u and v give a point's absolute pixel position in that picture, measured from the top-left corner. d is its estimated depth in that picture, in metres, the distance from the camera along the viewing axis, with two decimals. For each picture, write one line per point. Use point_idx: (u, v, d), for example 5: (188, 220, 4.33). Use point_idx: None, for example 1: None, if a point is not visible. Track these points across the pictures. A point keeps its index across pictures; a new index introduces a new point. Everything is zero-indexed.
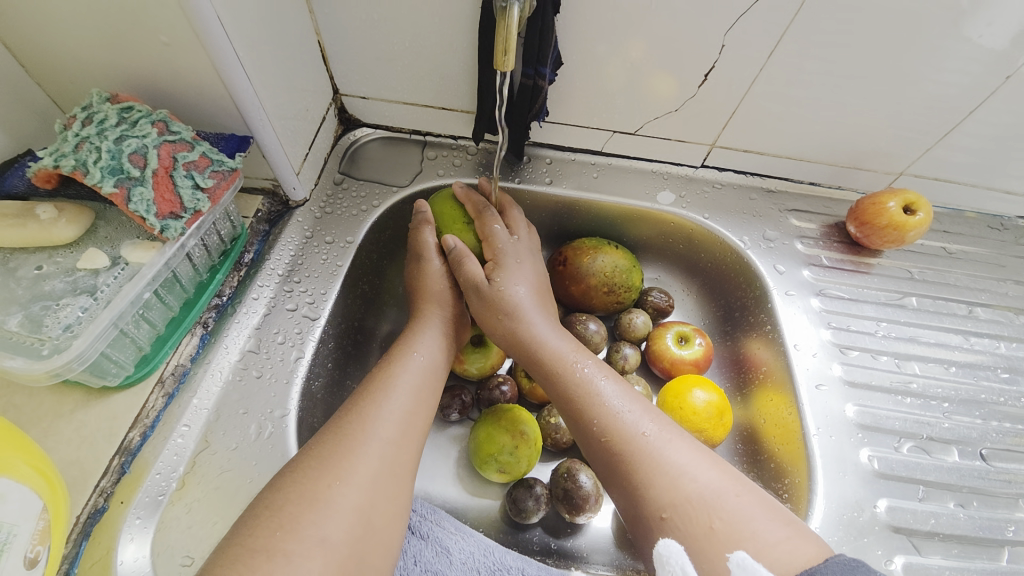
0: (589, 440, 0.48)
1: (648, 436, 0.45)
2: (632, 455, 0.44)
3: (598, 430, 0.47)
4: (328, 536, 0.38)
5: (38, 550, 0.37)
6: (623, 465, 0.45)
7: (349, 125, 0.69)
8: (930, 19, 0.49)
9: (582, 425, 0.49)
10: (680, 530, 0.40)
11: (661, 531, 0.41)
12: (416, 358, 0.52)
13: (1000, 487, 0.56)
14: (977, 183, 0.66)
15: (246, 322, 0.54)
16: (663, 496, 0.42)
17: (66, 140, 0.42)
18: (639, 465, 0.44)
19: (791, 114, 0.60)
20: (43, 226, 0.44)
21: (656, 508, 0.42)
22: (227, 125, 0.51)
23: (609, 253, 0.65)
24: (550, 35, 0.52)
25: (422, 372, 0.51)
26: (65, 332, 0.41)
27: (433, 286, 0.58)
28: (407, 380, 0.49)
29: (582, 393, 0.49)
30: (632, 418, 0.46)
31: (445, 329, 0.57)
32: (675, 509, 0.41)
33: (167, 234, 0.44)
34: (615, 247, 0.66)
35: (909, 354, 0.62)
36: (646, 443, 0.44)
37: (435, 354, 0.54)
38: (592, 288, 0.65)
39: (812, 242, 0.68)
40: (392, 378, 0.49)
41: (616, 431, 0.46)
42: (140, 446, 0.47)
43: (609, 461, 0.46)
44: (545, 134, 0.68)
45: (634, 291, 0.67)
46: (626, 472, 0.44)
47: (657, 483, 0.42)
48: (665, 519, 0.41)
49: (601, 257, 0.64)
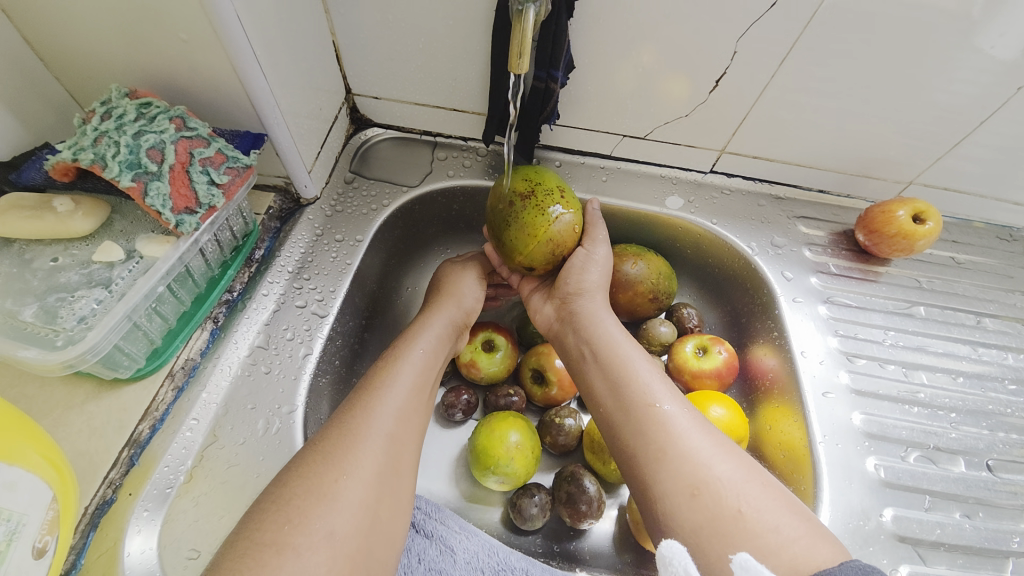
0: (621, 419, 0.48)
1: (678, 417, 0.45)
2: (666, 431, 0.44)
3: (633, 408, 0.47)
4: (335, 531, 0.38)
5: (46, 540, 0.38)
6: (653, 441, 0.44)
7: (360, 124, 0.69)
8: (941, 30, 0.49)
9: (617, 404, 0.49)
10: (707, 510, 0.40)
11: (688, 508, 0.40)
12: (420, 354, 0.52)
13: (1006, 499, 0.56)
14: (986, 193, 0.66)
15: (255, 318, 0.55)
16: (692, 473, 0.41)
17: (85, 134, 0.43)
18: (671, 441, 0.44)
19: (801, 121, 0.60)
20: (60, 218, 0.44)
21: (687, 484, 0.41)
22: (242, 122, 0.52)
23: (648, 260, 0.65)
24: (562, 41, 0.53)
25: (424, 359, 0.52)
26: (80, 323, 0.41)
27: (461, 291, 0.60)
28: (409, 369, 0.50)
29: (620, 372, 0.50)
30: (664, 398, 0.47)
31: (450, 327, 0.57)
32: (705, 486, 0.41)
33: (183, 229, 0.45)
34: (653, 254, 0.66)
35: (916, 363, 0.62)
36: (675, 423, 0.45)
37: (434, 347, 0.54)
38: (636, 295, 0.65)
39: (820, 250, 0.68)
40: (393, 372, 0.49)
41: (651, 409, 0.46)
42: (148, 439, 0.47)
43: (640, 437, 0.45)
44: (555, 137, 0.68)
45: (671, 297, 0.68)
46: (656, 449, 0.44)
47: (687, 462, 0.42)
48: (696, 494, 0.40)
49: (641, 264, 0.64)
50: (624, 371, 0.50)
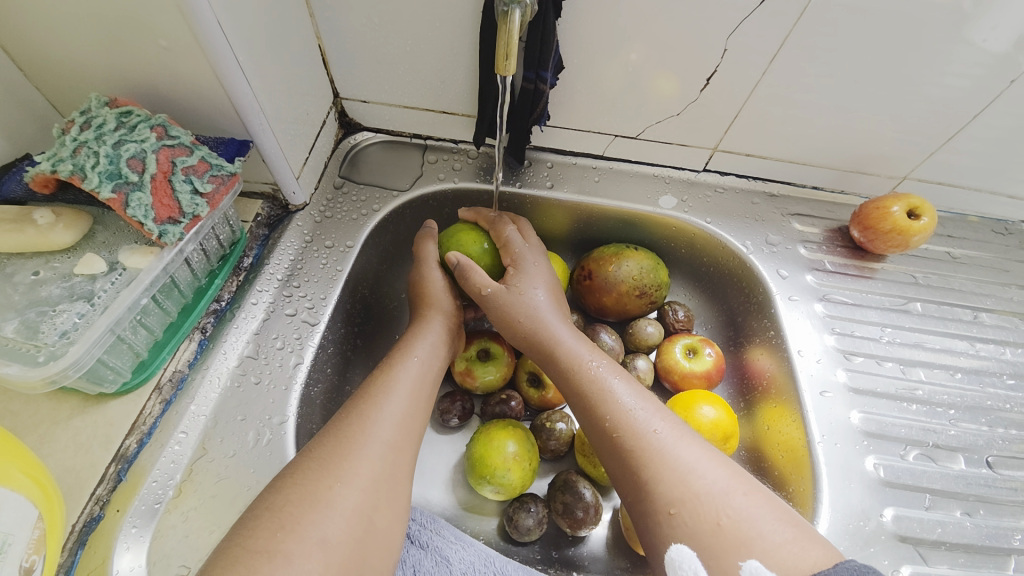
0: (601, 433, 0.47)
1: (658, 435, 0.44)
2: (642, 452, 0.44)
3: (609, 431, 0.46)
4: (327, 537, 0.37)
5: (33, 559, 0.37)
6: (631, 462, 0.44)
7: (349, 129, 0.68)
8: (933, 24, 0.49)
9: (592, 421, 0.48)
10: (687, 527, 0.39)
11: (670, 526, 0.40)
12: (415, 363, 0.51)
13: (1006, 495, 0.55)
14: (981, 187, 0.66)
15: (244, 327, 0.54)
16: (672, 491, 0.41)
17: (64, 145, 0.42)
18: (649, 460, 0.43)
19: (792, 118, 0.60)
20: (41, 231, 0.43)
21: (665, 503, 0.41)
22: (226, 129, 0.51)
23: (632, 257, 0.64)
24: (551, 40, 0.52)
25: (419, 368, 0.51)
26: (61, 338, 0.40)
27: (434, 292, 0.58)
28: (405, 376, 0.49)
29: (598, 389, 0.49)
30: (641, 413, 0.46)
31: (446, 335, 0.56)
32: (683, 504, 0.40)
33: (166, 239, 0.44)
34: (636, 249, 0.65)
35: (913, 360, 0.62)
36: (656, 442, 0.44)
37: (431, 355, 0.53)
38: (622, 296, 0.65)
39: (815, 247, 0.68)
40: (390, 379, 0.49)
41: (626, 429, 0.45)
42: (136, 453, 0.46)
43: (619, 458, 0.45)
44: (546, 138, 0.67)
45: (664, 288, 0.66)
46: (634, 469, 0.44)
47: (665, 478, 0.42)
48: (674, 513, 0.40)
49: (625, 263, 0.64)
50: (597, 387, 0.49)
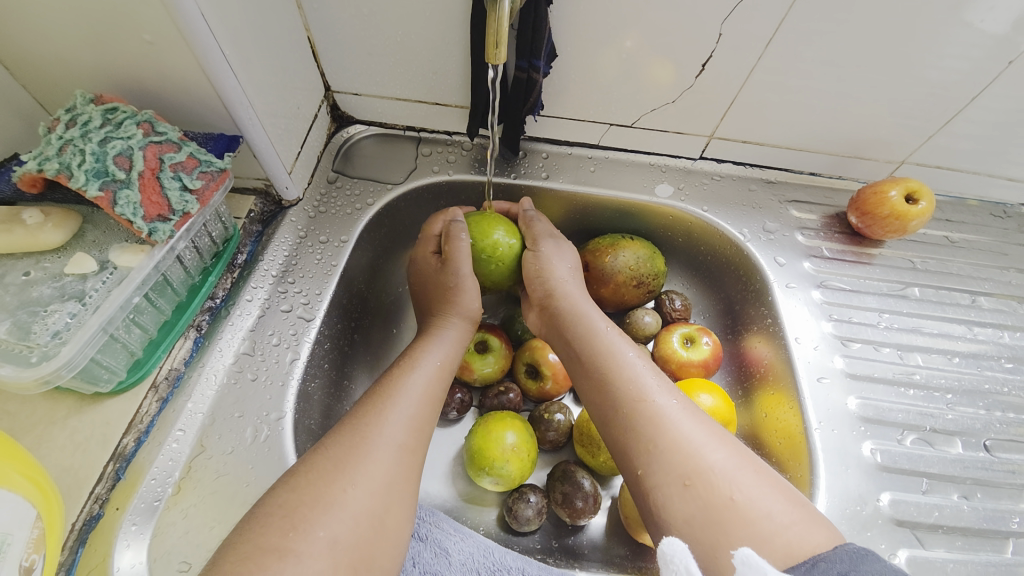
0: (614, 407, 0.47)
1: (671, 410, 0.45)
2: (655, 424, 0.44)
3: (624, 404, 0.46)
4: (336, 538, 0.37)
5: (33, 558, 0.37)
6: (643, 434, 0.44)
7: (341, 122, 0.68)
8: (930, 6, 0.48)
9: (604, 398, 0.48)
10: (701, 499, 0.39)
11: (682, 498, 0.40)
12: (431, 361, 0.52)
13: (1004, 477, 0.56)
14: (979, 170, 0.65)
15: (240, 324, 0.54)
16: (685, 464, 0.41)
17: (50, 143, 0.42)
18: (662, 432, 0.43)
19: (788, 104, 0.59)
20: (30, 232, 0.43)
21: (678, 475, 0.41)
22: (215, 124, 0.50)
23: (629, 247, 0.64)
24: (543, 28, 0.51)
25: (436, 368, 0.51)
26: (54, 338, 0.40)
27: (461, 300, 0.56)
28: (420, 379, 0.49)
29: (613, 367, 0.49)
30: (655, 391, 0.47)
31: (460, 339, 0.56)
32: (698, 477, 0.40)
33: (156, 237, 0.43)
34: (632, 239, 0.65)
35: (912, 345, 0.62)
36: (670, 416, 0.44)
37: (447, 357, 0.53)
38: (620, 286, 0.64)
39: (813, 234, 0.67)
40: (407, 378, 0.49)
41: (641, 402, 0.46)
42: (134, 451, 0.46)
43: (631, 430, 0.45)
44: (540, 127, 0.67)
45: (661, 277, 0.66)
46: (645, 441, 0.44)
47: (678, 452, 0.42)
48: (688, 485, 0.40)
49: (622, 253, 0.64)
50: (614, 365, 0.50)
